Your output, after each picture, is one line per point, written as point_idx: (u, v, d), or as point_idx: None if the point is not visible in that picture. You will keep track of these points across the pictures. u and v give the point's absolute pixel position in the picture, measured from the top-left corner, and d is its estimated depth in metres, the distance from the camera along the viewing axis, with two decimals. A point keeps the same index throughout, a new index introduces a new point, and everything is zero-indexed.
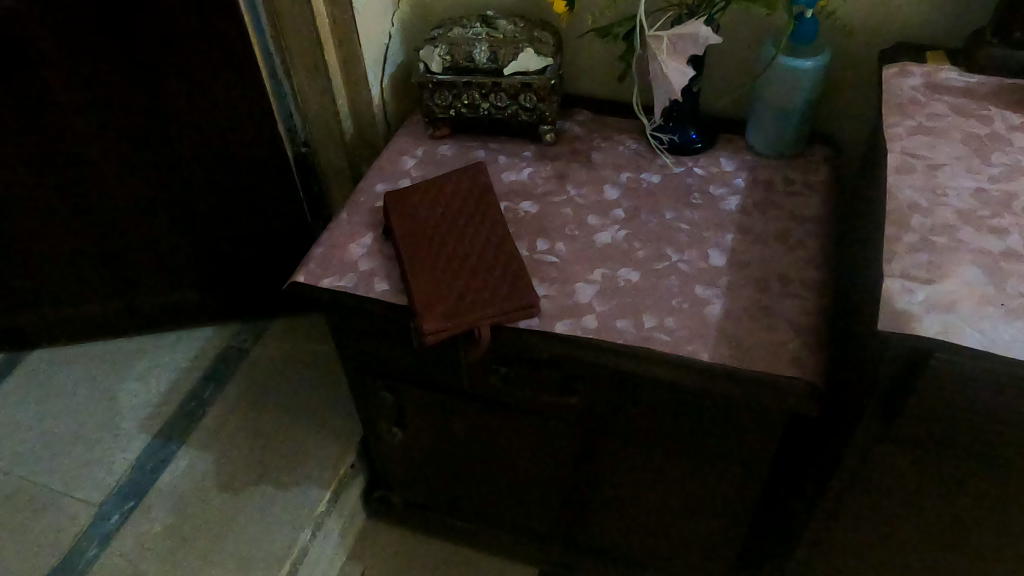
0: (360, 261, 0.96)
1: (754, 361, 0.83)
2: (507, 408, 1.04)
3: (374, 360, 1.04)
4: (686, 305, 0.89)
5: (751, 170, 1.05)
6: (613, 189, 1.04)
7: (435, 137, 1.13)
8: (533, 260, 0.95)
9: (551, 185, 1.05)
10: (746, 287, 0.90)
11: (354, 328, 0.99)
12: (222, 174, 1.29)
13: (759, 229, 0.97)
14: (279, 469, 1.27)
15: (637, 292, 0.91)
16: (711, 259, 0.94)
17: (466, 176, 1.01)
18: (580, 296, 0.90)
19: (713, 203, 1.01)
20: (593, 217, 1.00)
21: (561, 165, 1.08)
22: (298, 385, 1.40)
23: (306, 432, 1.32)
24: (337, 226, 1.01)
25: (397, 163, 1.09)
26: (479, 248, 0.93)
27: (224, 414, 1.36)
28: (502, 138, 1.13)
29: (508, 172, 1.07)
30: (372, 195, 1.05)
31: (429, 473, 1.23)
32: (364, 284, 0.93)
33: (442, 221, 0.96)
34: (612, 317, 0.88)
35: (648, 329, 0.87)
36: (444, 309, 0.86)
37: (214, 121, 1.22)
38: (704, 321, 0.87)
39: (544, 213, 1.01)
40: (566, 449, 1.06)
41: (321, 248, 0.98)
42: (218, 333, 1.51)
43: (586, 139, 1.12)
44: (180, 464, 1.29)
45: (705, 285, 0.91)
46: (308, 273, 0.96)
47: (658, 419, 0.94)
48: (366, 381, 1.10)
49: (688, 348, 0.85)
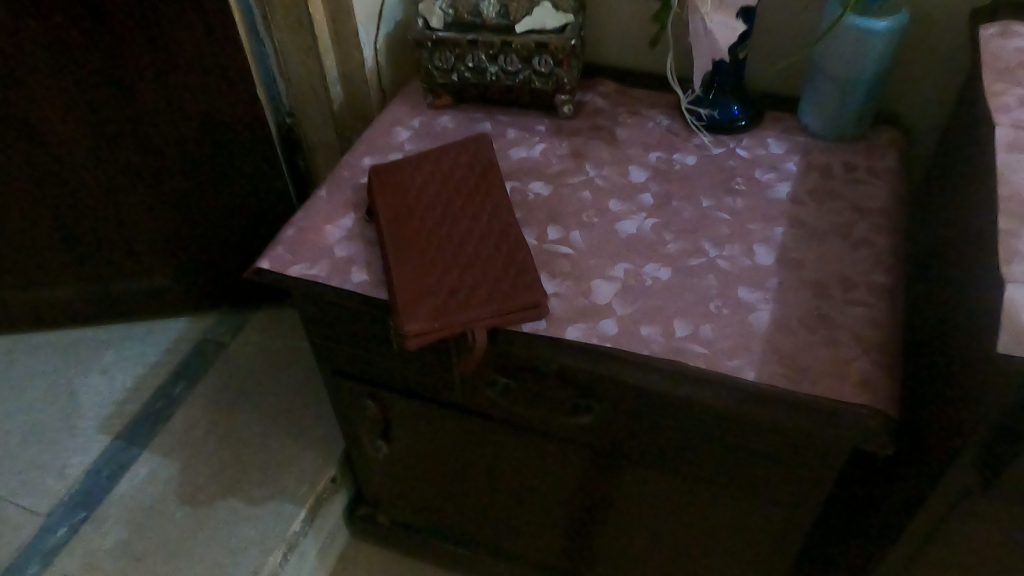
0: (337, 246, 0.81)
1: (812, 382, 0.68)
2: (507, 425, 0.88)
3: (353, 363, 0.89)
4: (727, 310, 0.73)
5: (805, 154, 0.89)
6: (641, 172, 0.88)
7: (435, 107, 0.97)
8: (543, 251, 0.79)
9: (568, 165, 0.89)
10: (799, 291, 0.75)
11: (329, 325, 0.84)
12: (197, 147, 1.14)
13: (815, 223, 0.81)
14: (249, 481, 1.13)
15: (667, 294, 0.75)
16: (756, 256, 0.78)
17: (466, 149, 0.85)
18: (598, 296, 0.75)
19: (759, 189, 0.85)
20: (615, 202, 0.84)
21: (580, 141, 0.92)
22: (278, 386, 1.25)
23: (284, 438, 1.17)
24: (312, 204, 0.86)
25: (389, 135, 0.94)
26: (478, 235, 0.77)
27: (193, 416, 1.21)
28: (512, 109, 0.97)
29: (517, 148, 0.91)
30: (357, 170, 0.90)
31: (420, 493, 1.08)
32: (338, 274, 0.78)
33: (435, 203, 0.80)
34: (636, 322, 0.73)
35: (679, 339, 0.71)
36: (430, 306, 0.71)
37: (187, 85, 1.07)
38: (748, 330, 0.72)
39: (559, 195, 0.85)
40: (574, 474, 0.90)
41: (292, 229, 0.83)
42: (194, 324, 1.36)
43: (609, 112, 0.96)
44: (140, 472, 1.15)
45: (749, 287, 0.75)
46: (273, 258, 0.80)
47: (688, 447, 0.78)
48: (346, 386, 0.94)
49: (729, 363, 0.69)
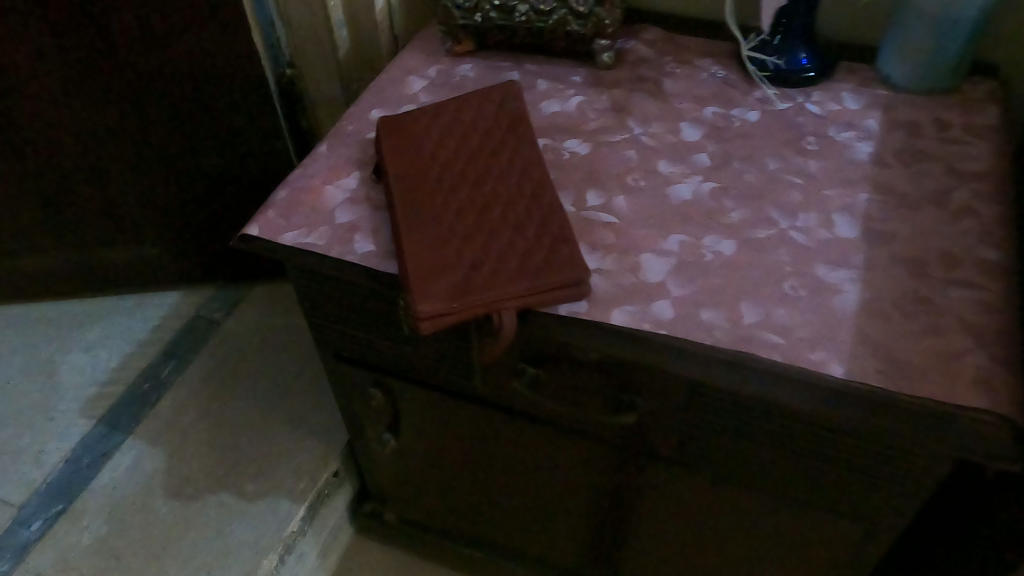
0: (338, 211, 0.69)
1: (918, 381, 0.56)
2: (532, 421, 0.76)
3: (357, 348, 0.77)
4: (804, 292, 0.61)
5: (887, 110, 0.77)
6: (694, 129, 0.75)
7: (454, 54, 0.84)
8: (583, 220, 0.66)
9: (610, 121, 0.76)
10: (891, 270, 0.63)
11: (329, 303, 0.72)
12: (186, 102, 1.02)
13: (905, 190, 0.69)
14: (243, 473, 1.02)
15: (731, 271, 0.63)
16: (836, 228, 0.66)
17: (490, 97, 0.72)
18: (649, 273, 0.62)
19: (836, 150, 0.73)
20: (666, 163, 0.71)
21: (622, 94, 0.79)
22: (277, 368, 1.14)
23: (282, 426, 1.06)
24: (310, 162, 0.73)
25: (401, 85, 0.81)
26: (505, 198, 0.64)
27: (182, 400, 1.10)
28: (541, 57, 0.83)
29: (550, 101, 0.78)
30: (363, 123, 0.77)
31: (430, 490, 0.97)
32: (340, 243, 0.66)
33: (454, 159, 0.68)
34: (697, 305, 0.60)
35: (749, 326, 0.59)
36: (448, 282, 0.59)
37: (173, 30, 0.94)
38: (832, 316, 0.60)
39: (599, 154, 0.72)
40: (606, 477, 0.79)
41: (286, 190, 0.71)
42: (186, 299, 1.25)
43: (656, 62, 0.82)
44: (123, 461, 1.04)
45: (829, 264, 0.63)
46: (263, 223, 0.68)
47: (748, 453, 0.66)
48: (349, 373, 0.83)
49: (812, 357, 0.57)
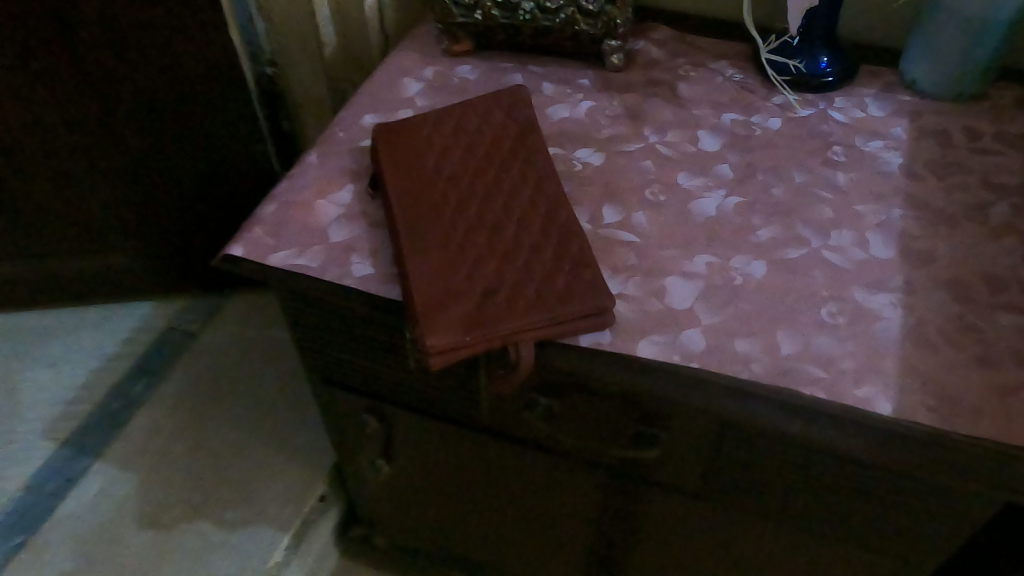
0: (331, 228, 0.63)
1: (974, 418, 0.51)
2: (541, 450, 0.71)
3: (351, 373, 0.71)
4: (844, 319, 0.57)
5: (915, 118, 0.72)
6: (714, 138, 0.70)
7: (452, 54, 0.78)
8: (600, 238, 0.61)
9: (623, 129, 0.70)
10: (933, 294, 0.58)
11: (323, 326, 0.66)
12: (156, 103, 0.94)
13: (940, 205, 0.65)
14: (222, 500, 0.96)
15: (764, 296, 0.58)
16: (871, 247, 0.61)
17: (496, 103, 0.66)
18: (676, 299, 0.57)
19: (865, 161, 0.68)
20: (686, 176, 0.66)
21: (634, 99, 0.73)
22: (258, 385, 1.07)
23: (265, 448, 1.00)
24: (299, 173, 0.67)
25: (396, 88, 0.75)
26: (518, 216, 0.59)
27: (155, 420, 1.03)
28: (545, 58, 0.78)
29: (559, 106, 0.72)
30: (356, 130, 0.71)
31: (425, 517, 0.91)
32: (335, 265, 0.60)
33: (460, 171, 0.62)
34: (729, 334, 0.55)
35: (788, 358, 0.54)
36: (460, 312, 0.53)
37: (143, 26, 0.87)
38: (876, 346, 0.55)
39: (614, 166, 0.67)
40: (618, 509, 0.74)
41: (273, 205, 0.65)
42: (157, 311, 1.17)
43: (667, 64, 0.77)
44: (91, 488, 0.97)
45: (867, 287, 0.59)
46: (249, 242, 0.62)
47: (778, 489, 0.61)
48: (341, 397, 0.77)
49: (857, 393, 0.53)
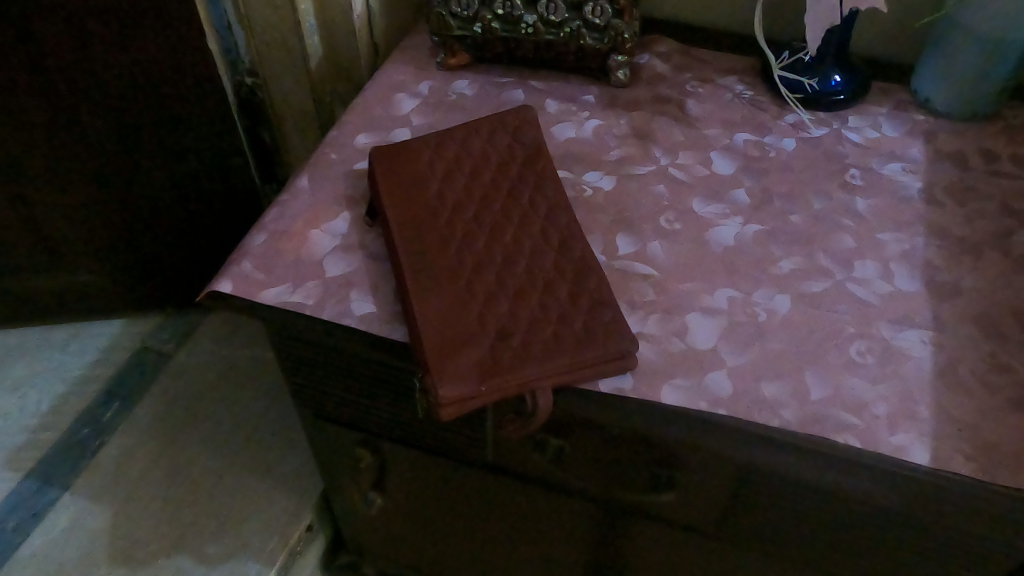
0: (327, 261, 0.59)
1: (1014, 469, 0.49)
2: (544, 491, 0.67)
3: (346, 410, 0.67)
4: (874, 359, 0.54)
5: (930, 137, 0.69)
6: (726, 161, 0.67)
7: (448, 67, 0.74)
8: (615, 271, 0.58)
9: (632, 150, 0.67)
10: (963, 331, 0.56)
11: (318, 363, 0.62)
12: (126, 116, 0.89)
13: (963, 233, 0.62)
14: (201, 533, 0.91)
15: (791, 334, 0.55)
16: (896, 279, 0.59)
17: (500, 125, 0.63)
18: (698, 339, 0.54)
19: (883, 184, 0.65)
20: (700, 202, 0.63)
21: (641, 118, 0.70)
22: (238, 409, 1.02)
23: (246, 477, 0.96)
24: (290, 199, 0.63)
25: (390, 105, 0.71)
26: (529, 252, 0.55)
27: (128, 448, 0.98)
28: (547, 73, 0.74)
29: (564, 125, 0.69)
30: (349, 152, 0.66)
31: (419, 549, 0.87)
32: (333, 302, 0.56)
33: (465, 200, 0.58)
34: (756, 377, 0.52)
35: (818, 402, 0.51)
36: (474, 359, 0.50)
37: (111, 37, 0.82)
38: (908, 389, 0.52)
39: (624, 191, 0.63)
40: (625, 551, 0.70)
41: (263, 235, 0.60)
42: (128, 329, 1.11)
43: (674, 80, 0.74)
44: (60, 522, 0.93)
45: (894, 323, 0.56)
46: (238, 277, 0.58)
47: (799, 542, 0.58)
48: (333, 432, 0.73)
49: (891, 440, 0.50)
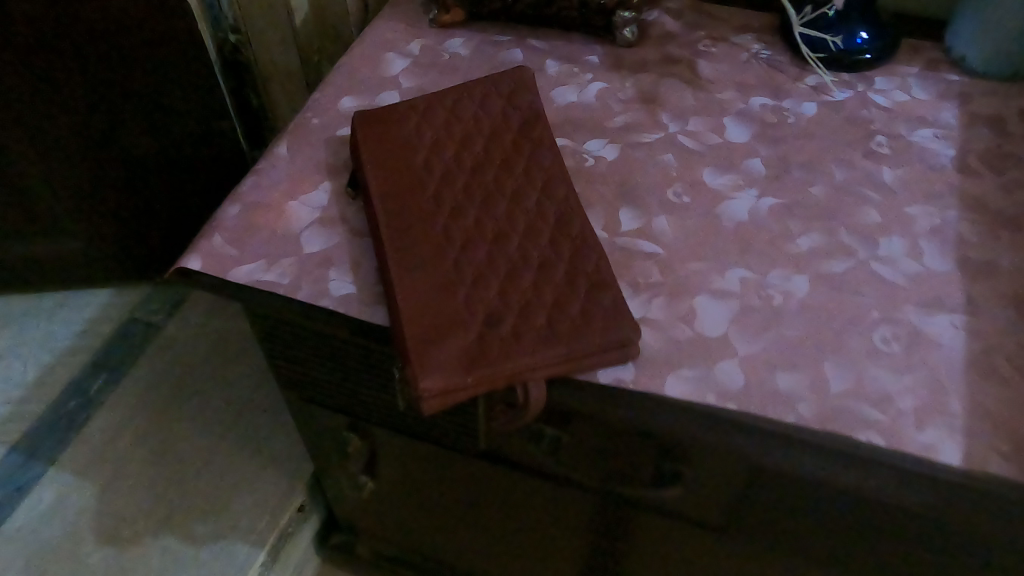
0: (305, 237, 0.54)
1: None
2: (541, 480, 0.63)
3: (331, 394, 0.63)
4: (900, 348, 0.49)
5: (965, 100, 0.63)
6: (741, 128, 0.61)
7: (440, 25, 0.69)
8: (617, 250, 0.53)
9: (638, 116, 0.62)
10: (1000, 317, 0.50)
11: (297, 345, 0.57)
12: (104, 75, 0.84)
13: (1001, 207, 0.56)
14: (190, 512, 0.88)
15: (809, 320, 0.50)
16: (927, 258, 0.53)
17: (494, 88, 0.58)
18: (706, 325, 0.50)
19: (913, 152, 0.60)
20: (712, 172, 0.58)
21: (649, 80, 0.65)
22: (229, 384, 0.99)
23: (237, 454, 0.93)
24: (267, 169, 0.58)
25: (378, 66, 0.66)
26: (523, 229, 0.51)
27: (115, 422, 0.95)
28: (547, 32, 0.69)
29: (565, 89, 0.63)
30: (332, 117, 0.61)
31: (413, 533, 0.84)
32: (310, 281, 0.52)
33: (454, 170, 0.53)
34: (770, 368, 0.48)
35: (838, 396, 0.47)
36: (460, 348, 0.45)
37: None
38: (938, 381, 0.48)
39: (629, 161, 0.58)
40: (627, 543, 0.67)
41: (237, 207, 0.56)
42: (116, 299, 1.07)
43: (685, 39, 0.68)
44: (44, 498, 0.90)
45: (923, 307, 0.51)
46: (208, 253, 0.53)
47: (813, 543, 0.54)
48: (320, 415, 0.69)
49: (919, 439, 0.45)
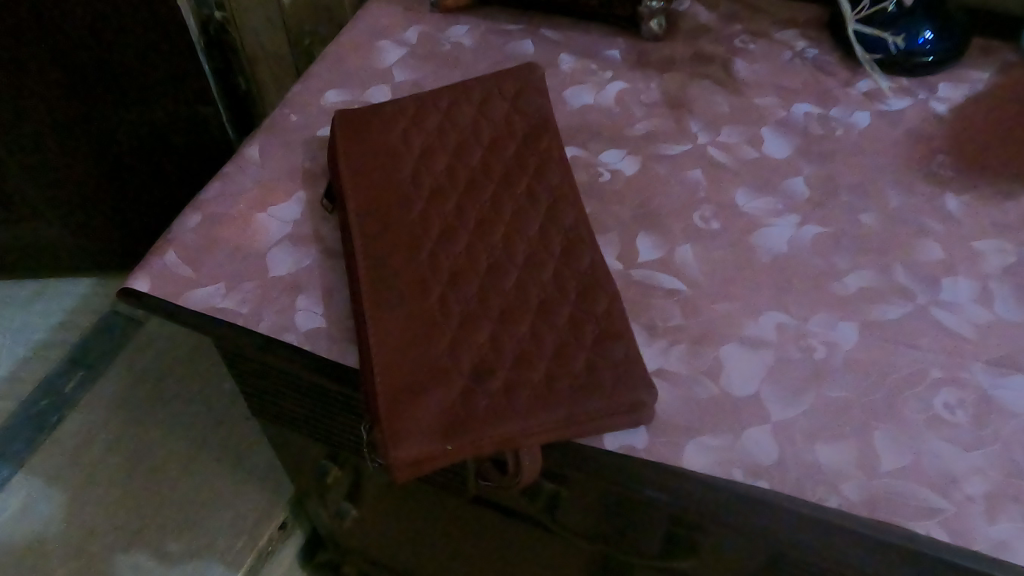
0: (271, 256, 0.47)
1: None
2: (534, 534, 0.56)
3: (304, 425, 0.56)
4: (967, 417, 0.41)
5: None
6: (781, 140, 0.53)
7: (443, 9, 0.61)
8: (633, 285, 0.46)
9: (663, 123, 0.54)
10: None
11: (263, 377, 0.50)
12: (72, 54, 0.77)
13: None
14: (163, 527, 0.83)
15: (857, 378, 0.42)
16: (1000, 305, 0.45)
17: (496, 89, 0.50)
18: (734, 382, 0.42)
19: (984, 174, 0.51)
20: (746, 193, 0.50)
21: (676, 81, 0.56)
22: (213, 387, 0.93)
23: (217, 466, 0.87)
24: (235, 174, 0.51)
25: (370, 54, 0.58)
26: (522, 259, 0.43)
27: (89, 425, 0.89)
28: (563, 21, 0.61)
29: (581, 89, 0.56)
30: (313, 114, 0.54)
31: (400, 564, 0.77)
32: (272, 311, 0.44)
33: (446, 187, 0.46)
34: (809, 437, 0.40)
35: (890, 475, 0.39)
36: (440, 406, 0.38)
37: None
38: (1014, 463, 0.39)
39: (650, 178, 0.51)
40: None
41: (196, 217, 0.49)
42: (97, 290, 1.01)
43: (720, 33, 0.60)
44: (10, 505, 0.84)
45: (996, 366, 0.43)
46: (159, 272, 0.46)
47: None
48: (297, 442, 0.62)
49: (991, 536, 0.37)
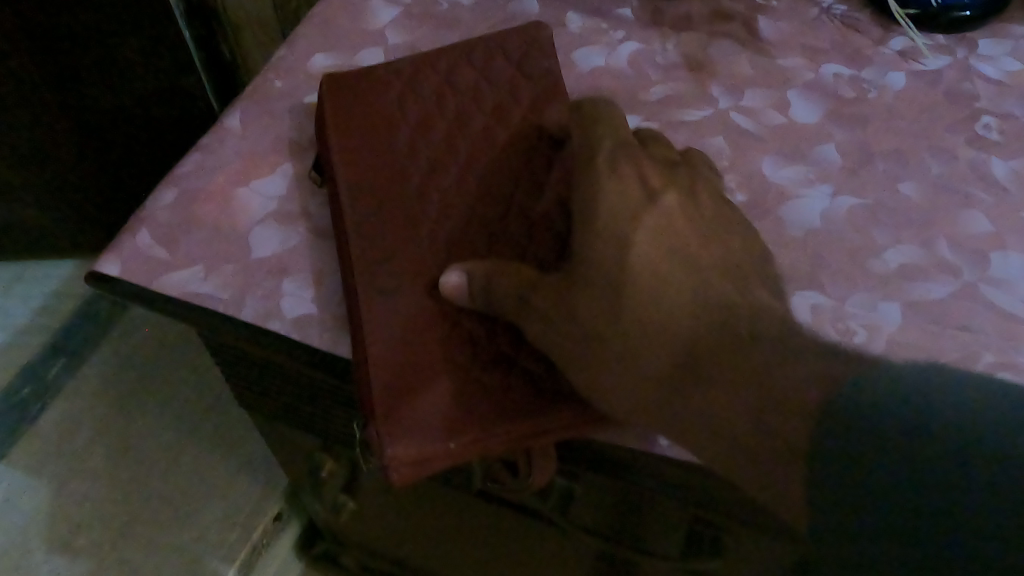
0: (255, 235, 0.43)
1: None
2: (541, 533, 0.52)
3: (294, 418, 0.52)
4: None
5: None
6: (809, 105, 0.49)
7: None
8: None
9: (682, 87, 0.50)
10: None
11: (249, 368, 0.46)
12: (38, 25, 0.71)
13: None
14: (150, 520, 0.79)
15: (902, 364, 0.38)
16: None
17: (499, 51, 0.46)
18: None
19: None
20: (773, 162, 0.46)
21: (694, 41, 0.52)
22: (202, 372, 0.89)
23: (207, 455, 0.84)
24: (214, 145, 0.46)
25: (360, 15, 0.54)
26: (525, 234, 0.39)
27: (72, 415, 0.86)
28: None
29: (591, 51, 0.52)
30: (299, 80, 0.50)
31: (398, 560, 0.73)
32: (256, 296, 0.40)
33: (443, 157, 0.42)
34: None
35: None
36: (440, 406, 0.35)
37: None
38: None
39: None
40: None
41: (171, 194, 0.44)
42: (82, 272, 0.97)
43: None
44: None
45: None
46: (131, 253, 0.42)
47: None
48: (288, 434, 0.58)
49: None
